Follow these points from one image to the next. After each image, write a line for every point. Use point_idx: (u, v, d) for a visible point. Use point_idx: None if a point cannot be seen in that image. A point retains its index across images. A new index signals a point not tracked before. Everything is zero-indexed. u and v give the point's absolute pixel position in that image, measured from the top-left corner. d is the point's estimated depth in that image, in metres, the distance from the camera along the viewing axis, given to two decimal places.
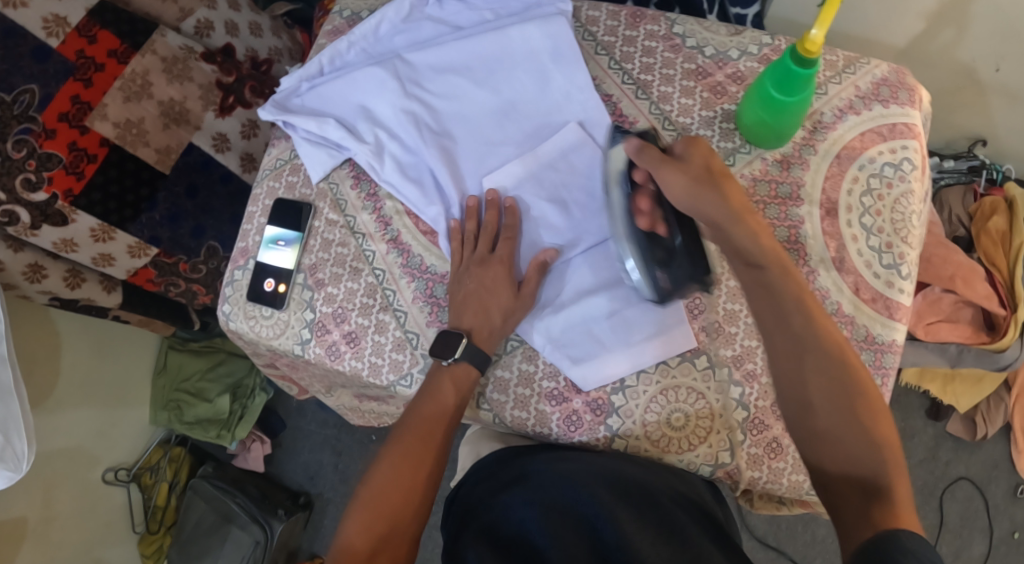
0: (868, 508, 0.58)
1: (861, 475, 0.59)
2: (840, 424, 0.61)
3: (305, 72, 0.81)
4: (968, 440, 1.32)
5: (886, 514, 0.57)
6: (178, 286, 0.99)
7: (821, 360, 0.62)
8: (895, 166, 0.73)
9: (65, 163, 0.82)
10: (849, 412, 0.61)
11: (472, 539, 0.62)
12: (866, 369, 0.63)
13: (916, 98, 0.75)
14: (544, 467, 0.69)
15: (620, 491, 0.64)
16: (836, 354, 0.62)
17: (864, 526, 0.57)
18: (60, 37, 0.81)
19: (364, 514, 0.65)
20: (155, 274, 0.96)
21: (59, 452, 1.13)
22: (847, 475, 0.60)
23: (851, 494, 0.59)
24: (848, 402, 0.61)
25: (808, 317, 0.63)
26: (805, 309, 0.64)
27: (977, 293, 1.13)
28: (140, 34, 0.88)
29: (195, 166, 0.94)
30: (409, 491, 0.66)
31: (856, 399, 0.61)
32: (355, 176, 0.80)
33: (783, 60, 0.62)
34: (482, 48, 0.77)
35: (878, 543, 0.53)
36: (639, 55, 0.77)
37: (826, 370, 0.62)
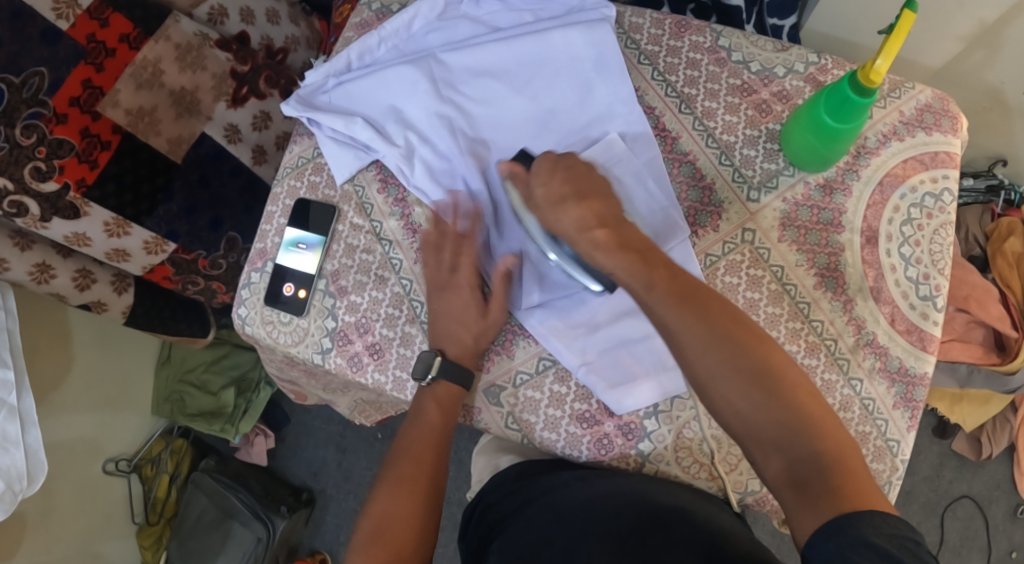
0: (808, 493, 0.54)
1: (795, 463, 0.55)
2: (757, 408, 0.57)
3: (333, 68, 0.78)
4: (972, 459, 1.31)
5: (830, 500, 0.53)
6: (197, 284, 0.97)
7: (711, 347, 0.58)
8: (936, 197, 0.71)
9: (77, 150, 0.78)
10: (754, 392, 0.57)
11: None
12: (751, 336, 0.59)
13: (959, 126, 0.72)
14: (562, 486, 0.67)
15: (638, 517, 0.62)
16: (726, 336, 0.58)
17: (808, 517, 0.53)
18: (69, 19, 0.76)
19: (375, 547, 0.66)
20: (172, 272, 0.93)
21: (60, 442, 1.11)
22: (781, 465, 0.56)
23: (785, 486, 0.55)
24: (755, 385, 0.57)
25: (689, 303, 0.60)
26: (684, 296, 0.60)
27: (989, 314, 1.11)
28: (153, 20, 0.83)
29: (206, 157, 0.90)
30: (422, 515, 0.67)
31: (762, 377, 0.57)
32: (382, 180, 0.77)
33: (840, 86, 0.62)
34: (522, 53, 0.74)
35: (834, 534, 0.51)
36: (684, 67, 0.75)
37: (717, 361, 0.58)
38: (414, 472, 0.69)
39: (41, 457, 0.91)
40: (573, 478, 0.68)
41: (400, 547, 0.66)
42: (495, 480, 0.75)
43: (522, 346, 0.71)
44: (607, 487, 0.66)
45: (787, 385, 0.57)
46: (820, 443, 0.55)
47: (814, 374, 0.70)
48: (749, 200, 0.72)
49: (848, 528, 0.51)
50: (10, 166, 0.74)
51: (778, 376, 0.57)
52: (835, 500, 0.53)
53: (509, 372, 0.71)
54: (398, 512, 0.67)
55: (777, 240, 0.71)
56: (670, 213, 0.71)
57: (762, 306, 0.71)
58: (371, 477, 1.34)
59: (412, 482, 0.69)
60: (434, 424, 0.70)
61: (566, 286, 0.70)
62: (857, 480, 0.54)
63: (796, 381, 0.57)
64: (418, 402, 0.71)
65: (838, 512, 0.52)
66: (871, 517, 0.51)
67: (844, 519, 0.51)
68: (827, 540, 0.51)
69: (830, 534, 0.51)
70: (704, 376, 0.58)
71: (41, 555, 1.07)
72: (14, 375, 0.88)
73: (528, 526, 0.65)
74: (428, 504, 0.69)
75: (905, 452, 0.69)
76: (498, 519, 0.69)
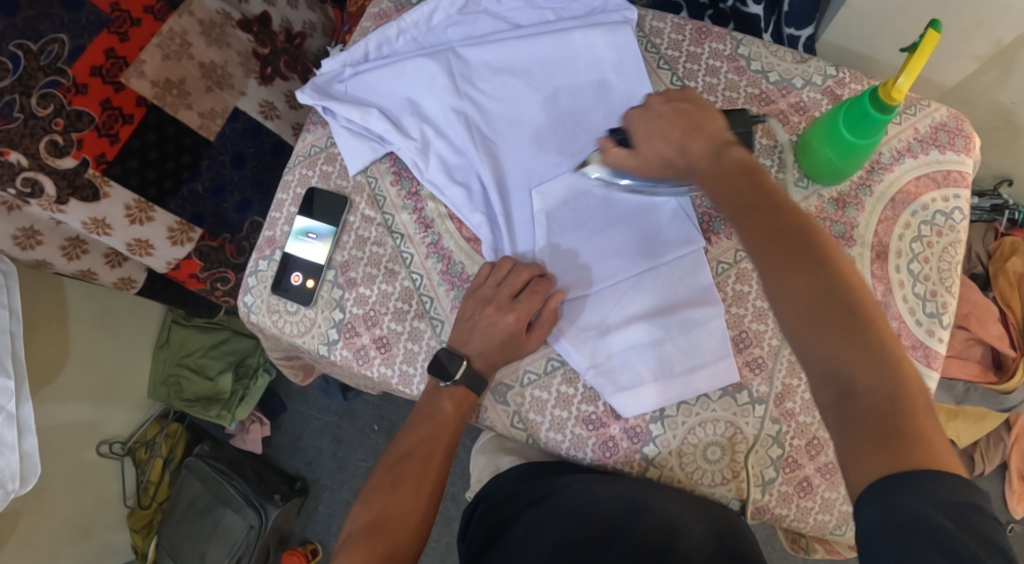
0: (875, 435, 0.49)
1: (854, 404, 0.51)
2: (829, 339, 0.52)
3: (350, 57, 0.78)
4: (964, 475, 1.32)
5: (898, 442, 0.49)
6: (224, 281, 0.97)
7: (794, 265, 0.53)
8: (946, 215, 0.72)
9: (97, 123, 0.77)
10: (829, 319, 0.52)
11: None
12: (844, 257, 0.54)
13: (971, 146, 0.73)
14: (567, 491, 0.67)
15: (643, 526, 0.63)
16: (814, 259, 0.53)
17: (861, 465, 0.49)
18: None
19: (367, 540, 0.66)
20: (199, 267, 0.93)
21: (54, 423, 1.10)
22: (837, 402, 0.51)
23: (836, 423, 0.51)
24: (832, 313, 0.52)
25: (778, 220, 0.55)
26: (774, 215, 0.56)
27: (989, 332, 1.12)
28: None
29: (243, 133, 0.91)
30: (420, 515, 0.68)
31: (840, 310, 0.52)
32: (396, 172, 0.77)
33: (862, 101, 0.62)
34: (542, 51, 0.74)
35: (908, 486, 0.47)
36: (702, 74, 0.75)
37: (799, 280, 0.53)
38: (414, 464, 0.70)
39: (35, 463, 0.89)
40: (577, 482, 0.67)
41: (398, 539, 0.67)
42: (497, 479, 0.74)
43: None
44: (612, 492, 0.66)
45: (863, 320, 0.52)
46: (890, 390, 0.50)
47: None
48: None
49: (912, 490, 0.47)
50: (24, 139, 0.73)
51: (857, 310, 0.52)
52: (890, 454, 0.48)
53: (517, 372, 0.71)
54: (397, 503, 0.68)
55: None
56: (683, 218, 0.70)
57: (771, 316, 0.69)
58: (366, 469, 1.34)
59: (415, 477, 0.69)
60: (448, 424, 0.70)
61: (583, 287, 0.70)
62: (919, 442, 0.49)
63: (877, 321, 0.52)
64: (432, 398, 0.70)
65: (909, 465, 0.48)
66: (931, 491, 0.47)
67: (896, 481, 0.47)
68: (881, 499, 0.47)
69: (893, 491, 0.47)
70: (778, 296, 0.54)
71: (33, 536, 1.07)
72: (14, 383, 0.86)
73: (534, 536, 0.65)
74: (430, 495, 0.69)
75: None
76: (501, 523, 0.69)
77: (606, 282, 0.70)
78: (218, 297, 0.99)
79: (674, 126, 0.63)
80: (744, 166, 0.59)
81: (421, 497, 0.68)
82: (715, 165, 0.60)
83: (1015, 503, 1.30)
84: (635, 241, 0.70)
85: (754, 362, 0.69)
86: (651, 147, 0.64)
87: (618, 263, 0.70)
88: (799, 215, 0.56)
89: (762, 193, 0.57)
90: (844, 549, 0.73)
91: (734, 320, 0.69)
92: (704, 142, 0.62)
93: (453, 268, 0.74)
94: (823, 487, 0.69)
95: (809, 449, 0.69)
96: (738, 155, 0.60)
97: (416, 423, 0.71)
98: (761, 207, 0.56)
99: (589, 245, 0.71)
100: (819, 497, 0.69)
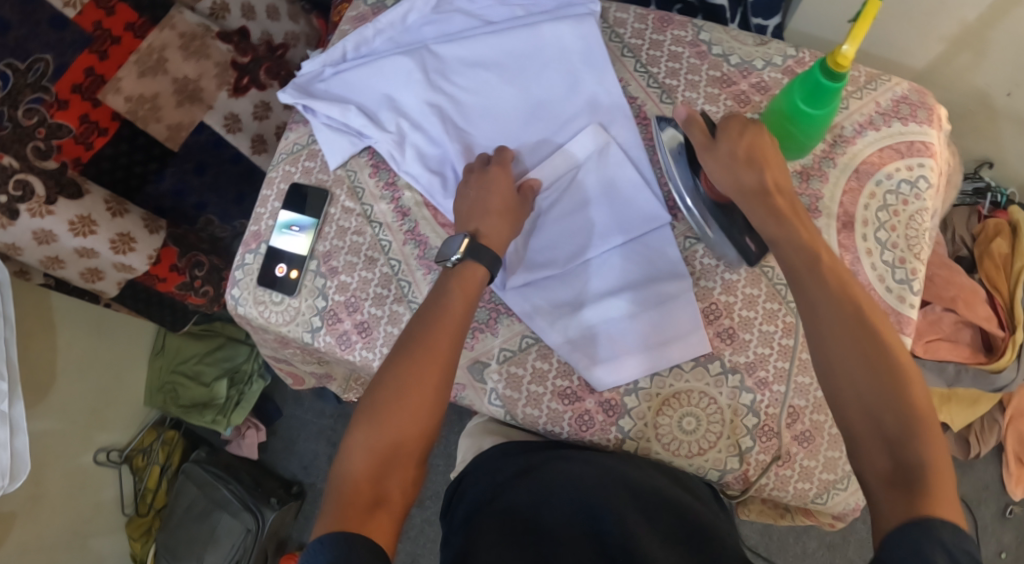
0: (909, 488, 0.54)
1: (895, 462, 0.56)
2: (874, 401, 0.57)
3: (329, 57, 0.80)
4: (961, 459, 1.30)
5: (928, 499, 0.53)
6: (202, 268, 0.98)
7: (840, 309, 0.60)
8: (912, 183, 0.73)
9: (75, 133, 0.82)
10: (876, 380, 0.57)
11: (481, 524, 0.64)
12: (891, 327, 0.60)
13: (935, 117, 0.75)
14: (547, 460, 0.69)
15: (609, 493, 0.65)
16: (865, 326, 0.59)
17: (895, 518, 0.53)
18: (75, 7, 0.78)
19: (366, 434, 0.62)
20: (176, 256, 0.93)
21: (51, 432, 1.12)
22: (881, 462, 0.56)
23: (882, 484, 0.56)
24: (881, 376, 0.57)
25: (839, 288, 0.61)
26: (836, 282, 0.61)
27: (977, 314, 1.11)
28: (159, 9, 0.86)
29: (205, 145, 0.94)
30: (428, 407, 0.64)
31: (888, 373, 0.58)
32: (374, 165, 0.79)
33: (812, 73, 0.64)
34: (513, 45, 0.76)
35: (920, 529, 0.51)
36: (665, 60, 0.77)
37: (834, 318, 0.60)
38: None
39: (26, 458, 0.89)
40: (555, 455, 0.70)
41: (399, 441, 0.62)
42: (482, 459, 0.75)
43: (506, 324, 0.73)
44: (588, 463, 0.68)
45: (904, 384, 0.57)
46: (926, 451, 0.55)
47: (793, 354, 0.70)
48: None
49: (934, 536, 0.51)
50: (14, 144, 0.76)
51: (901, 374, 0.58)
52: (922, 505, 0.53)
53: (492, 349, 0.73)
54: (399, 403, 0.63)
55: None
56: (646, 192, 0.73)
57: (740, 288, 0.71)
58: None
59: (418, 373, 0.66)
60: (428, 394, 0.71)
61: (556, 266, 0.72)
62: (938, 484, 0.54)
63: (918, 390, 0.58)
64: (440, 292, 0.67)
65: (926, 513, 0.52)
66: (946, 531, 0.51)
67: (925, 527, 0.51)
68: (908, 543, 0.51)
69: (917, 537, 0.51)
70: (833, 358, 0.59)
71: (32, 543, 1.09)
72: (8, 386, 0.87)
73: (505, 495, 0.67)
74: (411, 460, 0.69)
75: None
76: (478, 494, 0.71)
77: (580, 258, 0.72)
78: (199, 289, 0.99)
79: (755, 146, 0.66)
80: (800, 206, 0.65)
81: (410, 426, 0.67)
82: (776, 197, 0.65)
83: (1014, 485, 1.27)
84: (600, 218, 0.73)
85: (725, 333, 0.71)
86: (731, 148, 0.66)
87: (588, 241, 0.73)
88: (850, 285, 0.62)
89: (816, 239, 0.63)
90: (825, 517, 0.73)
91: (704, 292, 0.72)
92: (772, 173, 0.66)
93: (430, 252, 0.76)
94: (802, 455, 0.70)
95: (785, 417, 0.70)
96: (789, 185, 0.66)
97: (422, 314, 0.66)
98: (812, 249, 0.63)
99: (558, 225, 0.73)
100: (798, 466, 0.70)
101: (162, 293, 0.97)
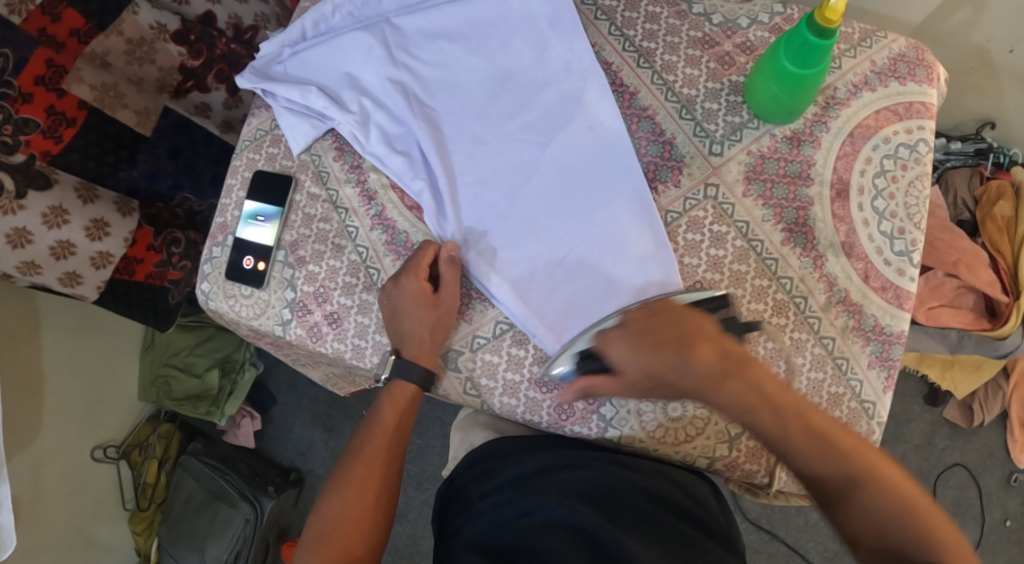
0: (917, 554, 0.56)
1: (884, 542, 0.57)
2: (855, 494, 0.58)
3: (287, 37, 0.75)
4: (965, 427, 1.26)
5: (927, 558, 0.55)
6: (179, 243, 0.95)
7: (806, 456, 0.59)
8: (910, 147, 0.69)
9: (43, 127, 0.78)
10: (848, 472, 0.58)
11: (465, 546, 0.64)
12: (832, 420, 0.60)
13: (934, 76, 0.70)
14: (530, 475, 0.67)
15: (597, 520, 0.61)
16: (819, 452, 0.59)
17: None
18: (21, 15, 0.76)
19: (319, 546, 0.68)
20: (152, 234, 0.92)
21: (48, 429, 1.10)
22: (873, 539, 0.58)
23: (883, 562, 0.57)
24: (847, 468, 0.59)
25: (809, 435, 0.59)
26: (805, 434, 0.59)
27: (981, 280, 1.06)
28: (109, 14, 0.81)
29: (175, 127, 0.91)
30: (370, 512, 0.70)
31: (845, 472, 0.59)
32: (338, 148, 0.75)
33: (799, 31, 0.60)
34: (476, 13, 0.72)
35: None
36: (642, 22, 0.72)
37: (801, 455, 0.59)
38: (358, 469, 0.71)
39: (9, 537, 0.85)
40: (537, 468, 0.67)
41: (349, 546, 0.68)
42: (462, 465, 0.74)
43: (479, 310, 0.71)
44: (571, 480, 0.65)
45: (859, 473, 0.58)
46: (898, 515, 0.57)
47: (784, 334, 0.68)
48: (711, 154, 0.70)
49: None
50: None
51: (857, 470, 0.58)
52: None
53: (467, 337, 0.71)
54: (341, 509, 0.69)
55: (742, 195, 0.69)
56: (625, 166, 0.69)
57: (727, 264, 0.69)
58: None
59: (359, 483, 0.70)
60: (377, 464, 0.71)
61: (528, 247, 0.70)
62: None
63: (869, 459, 0.59)
64: (374, 405, 0.73)
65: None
66: None
67: None
68: None
69: None
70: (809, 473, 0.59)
71: (34, 541, 1.07)
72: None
73: (484, 518, 0.65)
74: (377, 502, 0.70)
75: (880, 414, 0.67)
76: (465, 503, 0.69)
77: (558, 238, 0.69)
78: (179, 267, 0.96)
79: (669, 336, 0.59)
80: (727, 370, 0.59)
81: (366, 505, 0.70)
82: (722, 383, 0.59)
83: (1018, 453, 1.24)
84: (583, 198, 0.69)
85: None
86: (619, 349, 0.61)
87: (566, 219, 0.69)
88: (799, 421, 0.59)
89: (756, 395, 0.59)
90: None
91: (688, 271, 0.69)
92: (710, 342, 0.59)
93: (398, 237, 0.73)
94: None
95: None
96: (704, 357, 0.59)
97: (376, 416, 0.73)
98: (752, 417, 0.59)
99: (529, 201, 0.70)
100: None
101: (139, 281, 0.92)
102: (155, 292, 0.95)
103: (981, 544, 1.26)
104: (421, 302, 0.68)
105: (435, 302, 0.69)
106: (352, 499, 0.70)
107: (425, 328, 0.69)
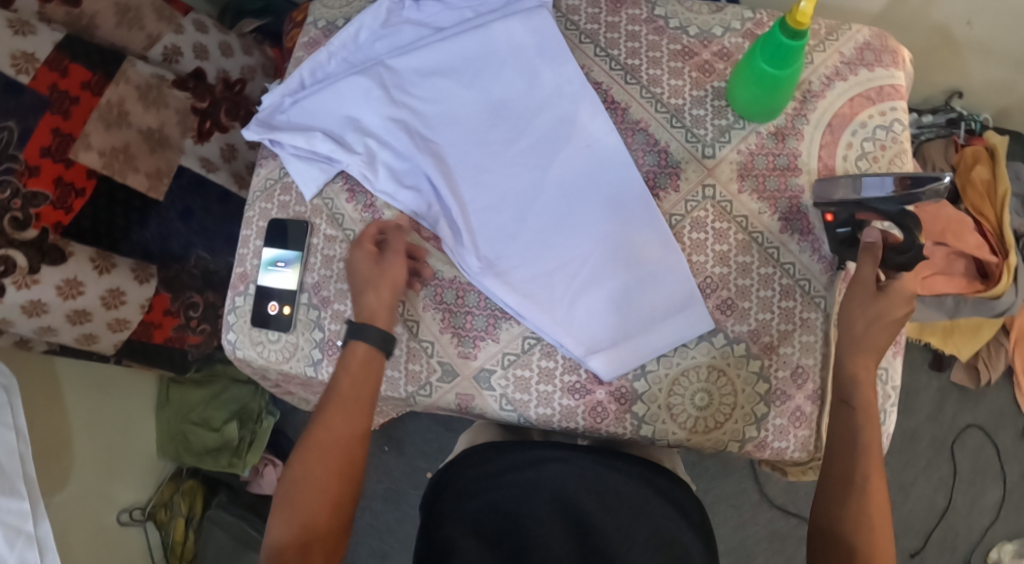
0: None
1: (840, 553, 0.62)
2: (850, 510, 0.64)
3: (287, 88, 0.79)
4: (972, 388, 1.30)
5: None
6: (195, 307, 1.00)
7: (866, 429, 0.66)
8: (886, 128, 0.73)
9: (52, 199, 0.80)
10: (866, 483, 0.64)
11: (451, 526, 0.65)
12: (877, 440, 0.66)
13: (899, 60, 0.75)
14: (524, 464, 0.68)
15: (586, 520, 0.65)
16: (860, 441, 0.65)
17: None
18: (29, 74, 0.78)
19: (283, 515, 0.65)
20: (169, 299, 0.96)
21: (71, 497, 1.10)
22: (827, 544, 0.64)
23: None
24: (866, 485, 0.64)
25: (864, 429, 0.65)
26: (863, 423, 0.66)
27: (967, 244, 1.10)
28: (111, 64, 0.86)
29: (187, 187, 0.94)
30: (337, 478, 0.67)
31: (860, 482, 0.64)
32: (350, 189, 0.78)
33: (773, 35, 0.64)
34: (465, 48, 0.76)
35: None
36: (625, 41, 0.76)
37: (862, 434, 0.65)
38: (321, 432, 0.68)
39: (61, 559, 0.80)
40: (534, 460, 0.69)
41: (315, 512, 0.65)
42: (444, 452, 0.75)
43: (506, 327, 0.74)
44: (566, 475, 0.67)
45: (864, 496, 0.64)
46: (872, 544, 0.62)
47: (794, 315, 0.71)
48: (705, 157, 0.74)
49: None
50: None
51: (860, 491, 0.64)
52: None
53: (496, 355, 0.73)
54: (304, 474, 0.66)
55: (738, 191, 0.73)
56: (622, 175, 0.73)
57: (732, 257, 0.72)
58: None
59: (322, 445, 0.67)
60: (340, 430, 0.68)
61: (543, 263, 0.73)
62: None
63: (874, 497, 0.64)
64: (339, 365, 0.71)
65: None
66: None
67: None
68: None
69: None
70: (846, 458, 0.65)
71: None
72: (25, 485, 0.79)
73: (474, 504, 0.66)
74: (344, 466, 0.67)
75: (893, 378, 0.71)
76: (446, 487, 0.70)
77: (569, 250, 0.73)
78: (196, 327, 1.01)
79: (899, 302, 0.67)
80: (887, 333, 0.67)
81: (331, 469, 0.67)
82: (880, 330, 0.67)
83: None
84: (585, 209, 0.73)
85: (724, 304, 0.72)
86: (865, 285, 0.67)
87: (570, 229, 0.73)
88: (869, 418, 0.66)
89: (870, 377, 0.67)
90: None
91: (698, 267, 0.72)
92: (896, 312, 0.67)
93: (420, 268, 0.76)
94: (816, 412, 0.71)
95: (798, 380, 0.71)
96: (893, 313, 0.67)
97: (336, 379, 0.70)
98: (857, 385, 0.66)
99: (537, 219, 0.73)
100: (814, 424, 0.71)
101: (156, 343, 0.98)
102: (174, 351, 1.01)
103: (1006, 501, 1.28)
104: (372, 264, 0.73)
105: (377, 264, 0.73)
106: (316, 465, 0.67)
107: (371, 285, 0.73)
